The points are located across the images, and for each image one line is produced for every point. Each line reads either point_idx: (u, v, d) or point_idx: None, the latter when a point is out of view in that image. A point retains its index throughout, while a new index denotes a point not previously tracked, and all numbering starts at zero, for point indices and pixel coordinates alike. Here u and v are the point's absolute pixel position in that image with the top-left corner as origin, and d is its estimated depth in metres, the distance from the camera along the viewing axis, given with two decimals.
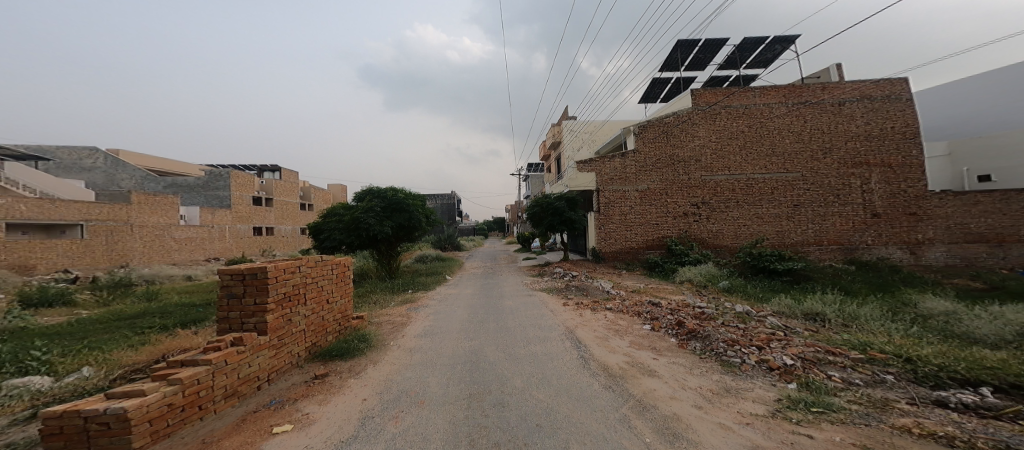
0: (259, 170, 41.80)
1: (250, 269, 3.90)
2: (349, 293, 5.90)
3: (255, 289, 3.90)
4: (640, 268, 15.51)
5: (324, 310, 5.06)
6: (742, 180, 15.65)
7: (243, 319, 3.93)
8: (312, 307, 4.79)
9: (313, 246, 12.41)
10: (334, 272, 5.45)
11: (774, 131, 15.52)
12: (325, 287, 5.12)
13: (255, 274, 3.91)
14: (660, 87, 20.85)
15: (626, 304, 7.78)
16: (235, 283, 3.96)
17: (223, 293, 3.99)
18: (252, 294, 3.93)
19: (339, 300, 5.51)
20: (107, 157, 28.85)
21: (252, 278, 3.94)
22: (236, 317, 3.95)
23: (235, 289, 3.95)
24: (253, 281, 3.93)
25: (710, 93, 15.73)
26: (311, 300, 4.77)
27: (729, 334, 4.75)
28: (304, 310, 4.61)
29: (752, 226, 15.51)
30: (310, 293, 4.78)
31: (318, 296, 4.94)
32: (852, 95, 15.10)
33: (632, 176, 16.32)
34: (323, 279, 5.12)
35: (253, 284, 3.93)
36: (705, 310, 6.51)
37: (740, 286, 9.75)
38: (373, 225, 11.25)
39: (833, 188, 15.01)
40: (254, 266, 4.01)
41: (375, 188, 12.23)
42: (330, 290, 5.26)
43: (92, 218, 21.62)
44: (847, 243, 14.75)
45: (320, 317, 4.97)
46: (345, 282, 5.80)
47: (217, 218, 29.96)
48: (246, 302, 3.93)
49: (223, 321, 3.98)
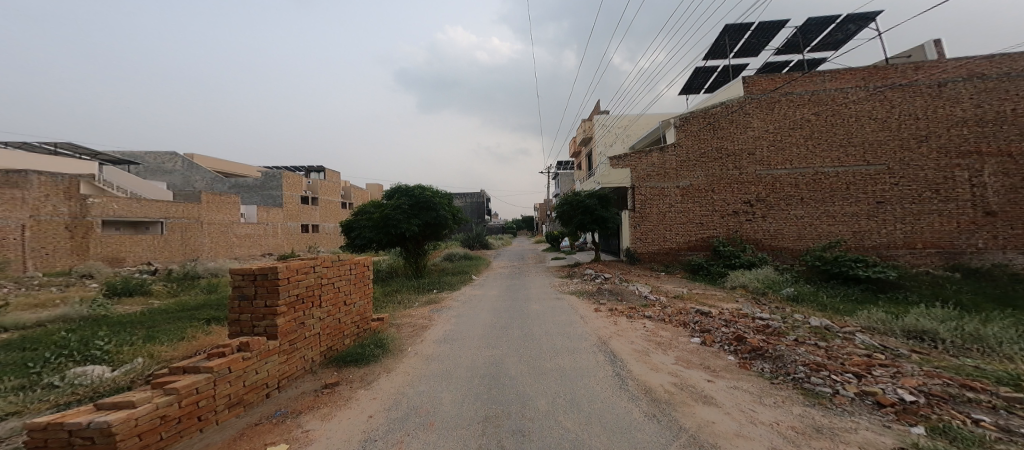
0: (307, 171, 44.55)
1: (259, 269, 3.66)
2: (369, 294, 5.66)
3: (265, 291, 3.67)
4: (682, 271, 14.14)
5: (340, 313, 4.82)
6: (808, 174, 13.75)
7: (253, 321, 3.71)
8: (328, 310, 4.54)
9: (345, 244, 12.62)
10: (353, 272, 5.20)
11: (848, 118, 13.46)
12: (342, 288, 4.87)
13: (265, 275, 3.67)
14: (706, 77, 19.01)
15: (667, 312, 6.87)
16: (246, 284, 3.74)
17: (234, 295, 3.79)
18: (262, 296, 3.69)
19: (358, 302, 5.27)
20: (183, 161, 32.10)
21: (263, 279, 3.69)
22: (247, 320, 3.74)
23: (245, 290, 3.74)
24: (264, 282, 3.69)
25: (767, 80, 14.02)
26: (327, 302, 4.52)
27: (809, 355, 3.82)
28: (319, 313, 4.36)
29: (819, 226, 13.59)
30: (326, 294, 4.52)
31: (335, 298, 4.69)
32: (954, 75, 12.67)
33: (673, 171, 14.97)
34: (341, 280, 4.87)
35: (264, 285, 3.68)
36: (768, 322, 5.48)
37: (808, 294, 8.34)
38: (401, 222, 11.22)
39: (927, 182, 12.72)
40: (264, 266, 3.78)
41: (403, 186, 12.19)
42: (347, 291, 5.02)
43: (169, 216, 24.07)
44: (946, 246, 12.43)
45: (336, 320, 4.74)
46: (364, 283, 5.55)
47: (271, 216, 32.29)
48: (256, 305, 3.71)
49: (234, 323, 3.79)
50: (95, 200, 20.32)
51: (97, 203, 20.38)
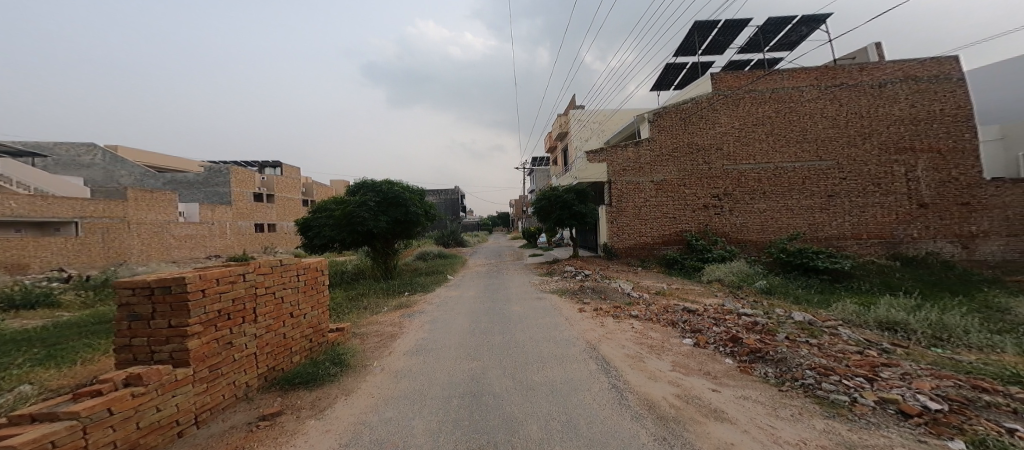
0: (260, 166, 41.09)
1: (159, 281, 2.79)
2: (323, 303, 4.84)
3: (167, 309, 2.81)
4: (657, 265, 14.32)
5: (284, 328, 3.99)
6: (769, 169, 14.34)
7: (152, 347, 2.82)
8: (264, 324, 3.70)
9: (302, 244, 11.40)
10: (302, 278, 4.40)
11: (804, 116, 14.14)
12: (284, 298, 4.04)
13: (166, 288, 2.80)
14: (675, 73, 19.41)
15: (654, 310, 6.66)
16: (138, 301, 2.83)
17: (123, 315, 2.88)
18: (164, 315, 2.82)
19: (307, 313, 4.44)
20: (104, 153, 28.27)
21: (164, 293, 2.82)
22: (142, 346, 2.84)
23: (138, 309, 2.83)
24: (165, 297, 2.81)
25: (733, 78, 14.45)
26: (263, 317, 3.69)
27: (814, 357, 3.58)
28: (252, 330, 3.52)
29: (779, 219, 14.22)
30: (262, 307, 3.69)
31: (274, 310, 3.86)
32: (892, 76, 13.62)
33: (648, 165, 15.12)
34: (283, 289, 4.04)
35: (165, 301, 2.81)
36: (756, 318, 5.34)
37: (781, 286, 8.53)
38: (367, 219, 10.27)
39: (872, 177, 13.61)
40: (167, 277, 2.91)
41: (369, 181, 11.17)
42: (293, 301, 4.19)
43: (86, 215, 20.96)
44: (888, 236, 13.40)
45: (280, 335, 3.94)
46: (317, 290, 4.73)
47: (217, 214, 29.36)
48: (154, 326, 2.83)
49: (124, 351, 2.88)
50: None
51: None
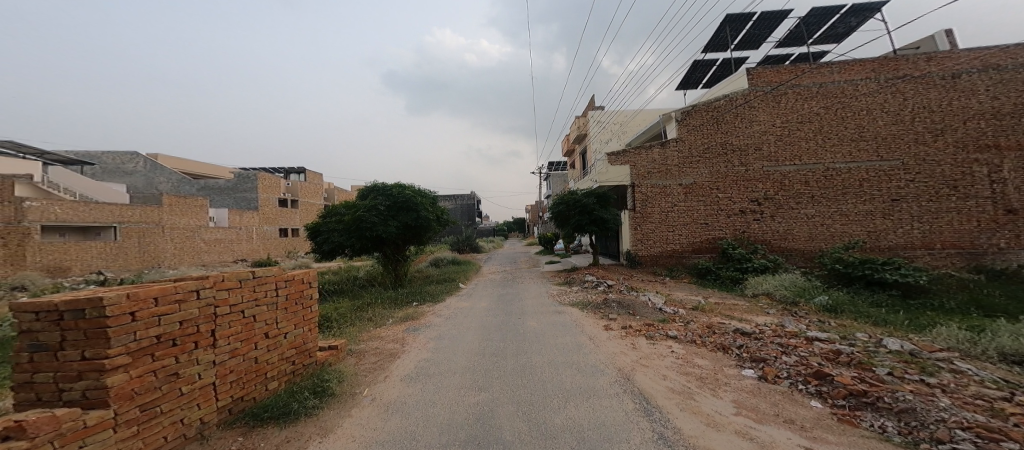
0: (286, 172, 42.37)
1: (69, 303, 2.10)
2: (309, 321, 4.15)
3: (80, 337, 2.11)
4: (688, 275, 13.06)
5: (255, 351, 3.29)
6: (818, 171, 12.85)
7: (60, 385, 2.13)
8: (228, 349, 3.00)
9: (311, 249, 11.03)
10: (281, 292, 3.71)
11: (859, 111, 12.60)
12: (256, 317, 3.35)
13: (79, 312, 2.10)
14: (704, 70, 18.13)
15: (695, 330, 5.61)
16: (45, 328, 2.16)
17: (26, 345, 2.20)
18: (75, 344, 2.12)
19: (288, 332, 3.75)
20: (145, 162, 29.80)
21: (76, 318, 2.12)
22: (49, 383, 2.16)
23: (45, 337, 2.16)
24: (77, 322, 2.12)
25: (772, 73, 13.12)
26: (226, 340, 2.98)
27: (972, 415, 2.49)
28: (209, 357, 2.82)
29: (831, 225, 12.69)
30: (224, 329, 2.99)
31: (242, 331, 3.16)
32: (968, 66, 11.87)
33: (676, 167, 13.95)
34: (255, 306, 3.34)
35: (78, 327, 2.12)
36: (838, 347, 4.24)
37: (846, 303, 7.24)
38: (376, 225, 9.81)
39: (944, 178, 11.90)
40: (85, 295, 2.22)
41: (379, 185, 10.71)
42: (267, 319, 3.49)
43: (124, 220, 21.83)
44: (967, 246, 11.64)
45: (251, 359, 3.23)
46: (302, 307, 4.03)
47: (245, 220, 30.20)
48: (64, 360, 2.13)
49: (27, 390, 2.19)
50: (34, 203, 17.97)
51: (36, 206, 17.95)
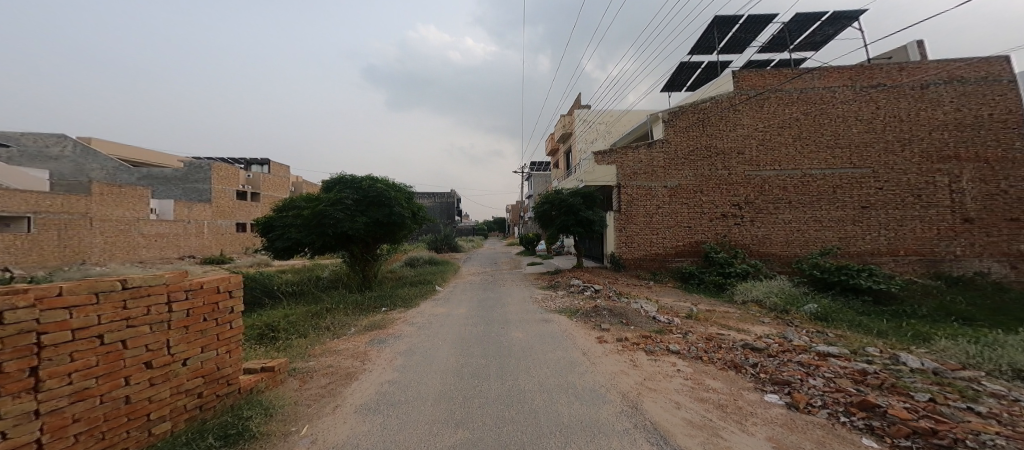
0: (247, 163, 39.34)
1: None
2: (226, 342, 3.17)
3: None
4: (672, 280, 13.15)
5: (125, 389, 2.32)
6: (796, 176, 13.27)
7: None
8: (69, 391, 2.03)
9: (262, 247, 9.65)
10: (179, 304, 2.74)
11: (836, 119, 13.14)
12: (130, 342, 2.37)
13: None
14: (689, 73, 18.30)
15: (697, 344, 5.10)
16: None
17: None
18: None
19: (188, 358, 2.79)
20: (75, 145, 26.19)
21: None
22: None
23: None
24: None
25: (757, 77, 13.49)
26: (64, 380, 2.01)
27: None
28: (27, 407, 1.86)
29: (806, 231, 13.06)
30: (59, 365, 2.01)
31: (99, 365, 2.18)
32: (935, 77, 12.58)
33: (661, 169, 14.13)
34: (128, 328, 2.36)
35: None
36: (861, 365, 3.79)
37: (835, 311, 7.03)
38: (341, 220, 8.68)
39: (910, 187, 12.50)
40: None
41: (346, 176, 9.55)
42: (152, 344, 2.52)
43: (41, 210, 18.98)
44: (927, 254, 12.19)
45: (117, 400, 2.27)
46: (214, 324, 3.05)
47: (195, 213, 27.45)
48: None
49: None
50: None
51: None
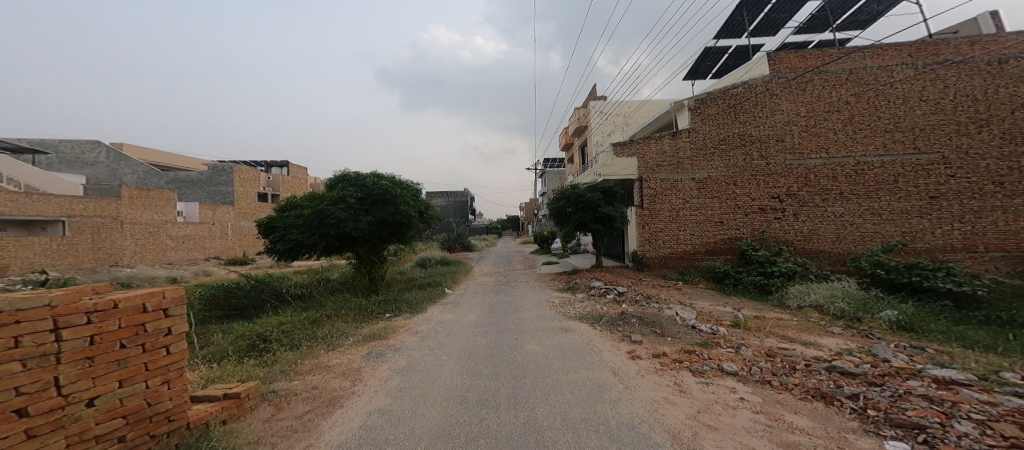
0: (267, 165, 40.23)
1: None
2: (159, 371, 2.53)
3: None
4: (703, 280, 12.01)
5: None
6: (848, 164, 11.77)
7: None
8: None
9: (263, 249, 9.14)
10: (78, 330, 2.10)
11: (894, 100, 11.60)
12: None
13: None
14: (715, 59, 16.92)
15: (758, 362, 4.09)
16: None
17: None
18: None
19: (95, 397, 2.15)
20: (108, 151, 27.26)
21: None
22: None
23: None
24: None
25: (796, 58, 12.24)
26: None
27: None
28: None
29: (861, 225, 11.58)
30: None
31: None
32: (1014, 51, 10.97)
33: (690, 160, 12.93)
34: None
35: None
36: (1014, 404, 2.72)
37: (916, 318, 5.88)
38: (344, 220, 8.14)
39: (988, 174, 10.87)
40: None
41: (349, 174, 8.99)
42: (28, 385, 1.87)
43: (74, 214, 19.61)
44: (1012, 249, 10.61)
45: None
46: (139, 351, 2.42)
47: (219, 215, 28.08)
48: None
49: None
50: None
51: None
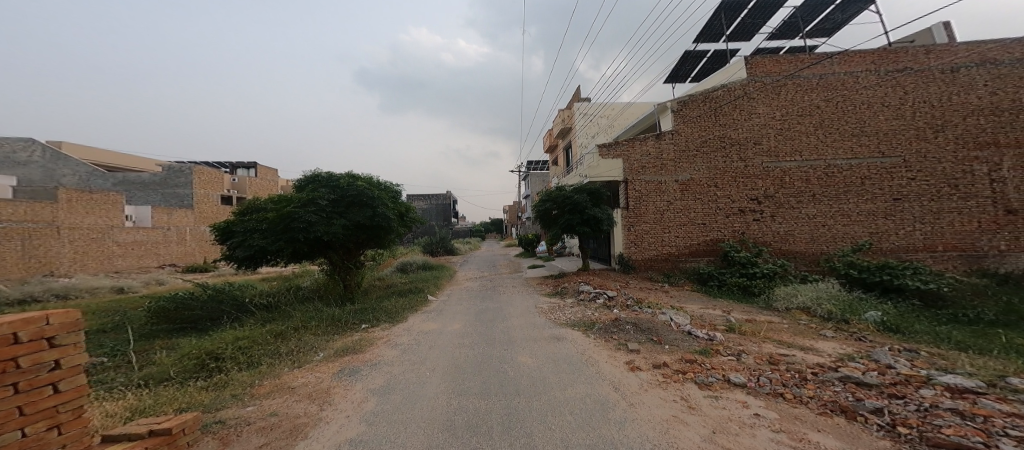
0: (232, 167, 37.89)
1: None
2: (45, 415, 1.96)
3: None
4: (688, 281, 12.07)
5: None
6: (819, 167, 12.17)
7: None
8: None
9: (222, 256, 8.28)
10: None
11: (860, 105, 12.11)
12: None
13: None
14: (694, 62, 17.29)
15: (764, 371, 3.89)
16: None
17: None
18: None
19: None
20: (45, 150, 24.76)
21: None
22: None
23: None
24: None
25: (771, 63, 12.56)
26: None
27: None
28: None
29: (832, 227, 11.99)
30: None
31: None
32: (966, 60, 11.65)
33: (672, 162, 13.01)
34: None
35: None
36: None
37: (901, 318, 5.93)
38: (315, 224, 7.43)
39: (946, 177, 11.47)
40: None
41: (320, 174, 8.27)
42: None
43: (1, 219, 17.51)
44: (968, 248, 11.20)
45: None
46: (11, 394, 1.83)
47: (175, 219, 26.01)
48: None
49: None
50: None
51: None
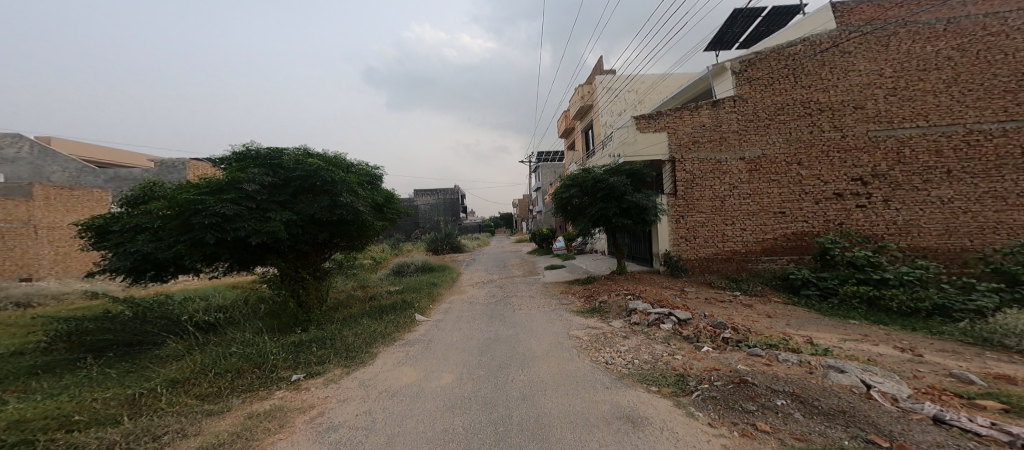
0: None
1: None
2: None
3: None
4: (771, 289, 8.70)
5: None
6: (952, 136, 8.90)
7: None
8: None
9: (97, 267, 5.67)
10: None
11: (1012, 53, 8.76)
12: None
13: None
14: (745, 24, 13.92)
15: None
16: None
17: None
18: None
19: None
20: (32, 146, 23.43)
21: None
22: None
23: None
24: None
25: (871, 8, 9.40)
26: None
27: None
28: None
29: (978, 214, 8.75)
30: None
31: None
32: None
33: (739, 134, 9.83)
34: None
35: None
36: None
37: None
38: (237, 217, 4.92)
39: None
40: None
41: (253, 149, 5.62)
42: None
43: None
44: None
45: None
46: None
47: None
48: None
49: None
50: None
51: None
